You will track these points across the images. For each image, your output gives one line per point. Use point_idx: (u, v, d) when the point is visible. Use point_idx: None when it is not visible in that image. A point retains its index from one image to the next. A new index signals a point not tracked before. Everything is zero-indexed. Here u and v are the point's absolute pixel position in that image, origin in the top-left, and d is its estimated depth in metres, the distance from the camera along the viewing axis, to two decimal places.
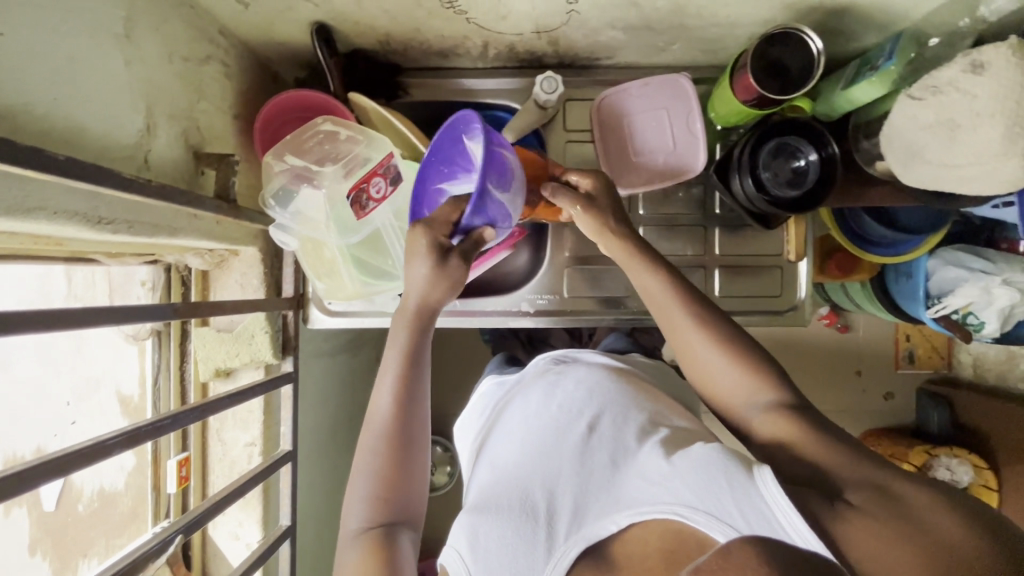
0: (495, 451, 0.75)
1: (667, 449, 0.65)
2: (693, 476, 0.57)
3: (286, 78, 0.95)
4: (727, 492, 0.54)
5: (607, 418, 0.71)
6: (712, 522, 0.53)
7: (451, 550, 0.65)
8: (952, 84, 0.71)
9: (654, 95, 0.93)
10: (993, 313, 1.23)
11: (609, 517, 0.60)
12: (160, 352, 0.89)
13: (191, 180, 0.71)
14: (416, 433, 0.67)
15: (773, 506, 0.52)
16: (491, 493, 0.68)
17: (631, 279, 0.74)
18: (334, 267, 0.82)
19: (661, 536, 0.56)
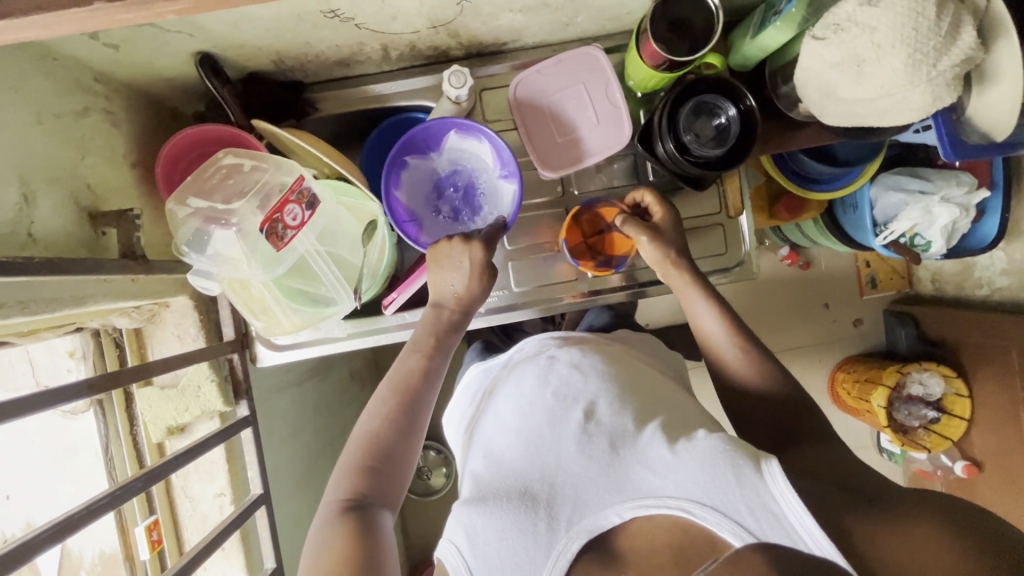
0: (485, 436, 0.77)
1: (669, 436, 0.67)
2: (696, 467, 0.61)
3: (186, 113, 0.90)
4: (736, 487, 0.58)
5: (603, 403, 0.72)
6: (719, 519, 0.58)
7: (448, 543, 0.66)
8: (852, 19, 0.70)
9: (569, 72, 0.90)
10: (937, 231, 1.27)
11: (612, 509, 0.63)
12: (105, 421, 0.85)
13: (92, 243, 0.67)
14: (411, 427, 0.74)
15: (786, 511, 0.56)
16: (488, 484, 0.69)
17: (687, 307, 0.83)
18: (266, 305, 0.80)
19: (668, 531, 0.60)
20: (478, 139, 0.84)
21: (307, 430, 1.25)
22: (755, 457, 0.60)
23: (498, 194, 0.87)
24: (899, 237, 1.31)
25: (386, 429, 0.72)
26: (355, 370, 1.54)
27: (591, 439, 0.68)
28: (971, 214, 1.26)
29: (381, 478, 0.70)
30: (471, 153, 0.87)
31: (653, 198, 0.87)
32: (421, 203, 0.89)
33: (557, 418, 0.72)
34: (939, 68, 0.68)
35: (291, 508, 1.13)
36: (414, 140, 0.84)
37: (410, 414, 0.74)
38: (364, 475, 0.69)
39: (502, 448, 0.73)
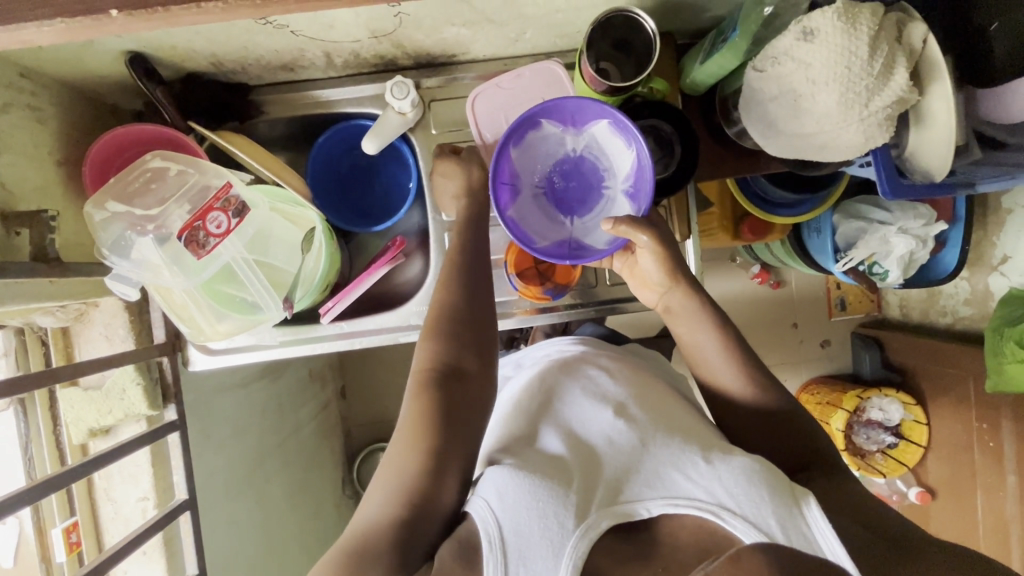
0: (511, 428, 0.77)
1: (701, 447, 0.67)
2: (729, 476, 0.62)
3: (126, 110, 0.88)
4: (771, 503, 0.59)
5: (637, 408, 0.74)
6: (745, 526, 0.58)
7: (477, 498, 0.63)
8: (788, 54, 0.70)
9: (528, 88, 0.89)
10: (894, 261, 1.27)
11: (644, 502, 0.62)
12: (26, 420, 0.83)
13: (3, 244, 0.65)
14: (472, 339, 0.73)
15: (816, 532, 0.57)
16: (522, 459, 0.68)
17: (684, 334, 0.78)
18: (190, 311, 0.78)
19: (692, 531, 0.60)
20: (626, 143, 0.77)
21: (253, 431, 1.23)
22: (794, 490, 0.61)
23: (607, 205, 0.81)
24: (858, 265, 1.30)
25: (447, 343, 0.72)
26: (314, 370, 1.54)
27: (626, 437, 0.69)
28: (928, 245, 1.27)
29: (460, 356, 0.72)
30: (605, 151, 0.80)
31: (626, 226, 0.74)
32: (531, 168, 0.81)
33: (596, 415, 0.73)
34: (872, 107, 0.67)
35: (229, 510, 1.13)
36: (567, 108, 0.77)
37: (459, 353, 0.72)
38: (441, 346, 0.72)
39: (536, 437, 0.73)
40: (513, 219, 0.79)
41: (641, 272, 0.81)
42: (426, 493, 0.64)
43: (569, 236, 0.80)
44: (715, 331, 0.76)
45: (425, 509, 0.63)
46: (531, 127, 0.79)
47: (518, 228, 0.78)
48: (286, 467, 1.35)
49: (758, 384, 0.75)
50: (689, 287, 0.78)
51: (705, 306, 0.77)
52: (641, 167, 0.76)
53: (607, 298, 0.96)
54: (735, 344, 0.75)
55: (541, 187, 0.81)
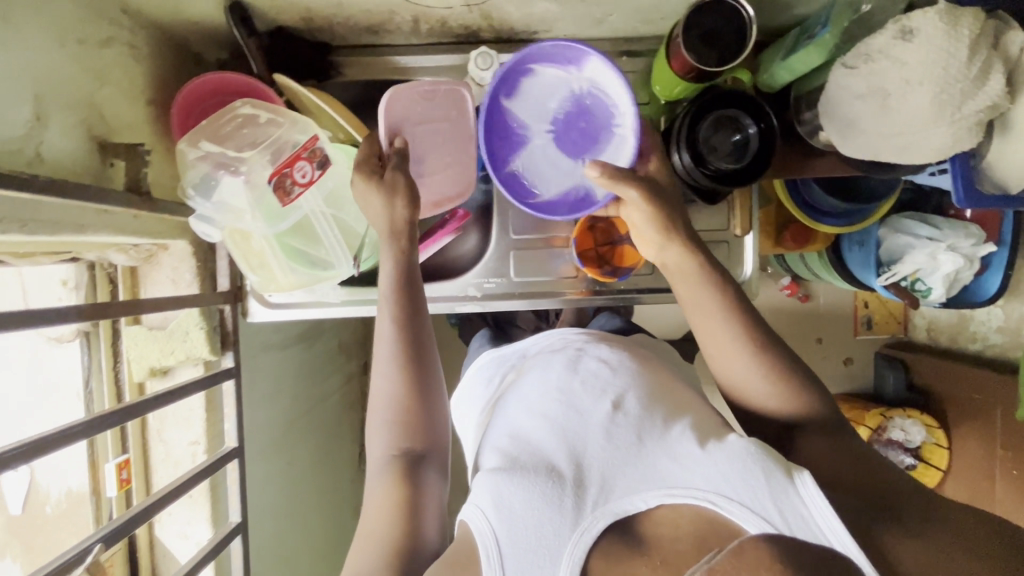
0: (506, 414, 0.76)
1: (698, 435, 0.67)
2: (728, 465, 0.62)
3: (209, 60, 0.89)
4: (766, 487, 0.59)
5: (633, 396, 0.71)
6: (745, 513, 0.59)
7: (472, 507, 0.64)
8: (883, 52, 0.71)
9: (436, 109, 0.87)
10: (939, 278, 1.27)
11: (638, 495, 0.63)
12: (89, 354, 0.84)
13: (99, 173, 0.66)
14: (431, 373, 0.74)
15: (812, 512, 0.57)
16: (513, 454, 0.68)
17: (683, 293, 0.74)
18: (264, 258, 0.78)
19: (692, 520, 0.60)
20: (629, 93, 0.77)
21: (288, 393, 1.24)
22: (785, 465, 0.61)
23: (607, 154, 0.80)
24: (901, 280, 1.31)
25: (402, 377, 0.72)
26: (343, 341, 1.55)
27: (618, 430, 0.68)
28: (974, 266, 1.27)
29: (416, 433, 0.72)
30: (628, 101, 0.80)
31: (609, 180, 0.72)
32: (547, 109, 0.83)
33: (586, 402, 0.71)
34: (964, 110, 0.68)
35: (263, 467, 1.13)
36: (559, 50, 0.78)
37: (419, 359, 0.73)
38: (400, 429, 0.71)
39: (521, 426, 0.72)
40: (515, 170, 0.84)
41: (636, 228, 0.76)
42: (412, 535, 0.64)
43: (574, 185, 0.83)
44: (714, 298, 0.71)
45: (415, 551, 0.64)
46: (526, 71, 0.81)
47: (514, 185, 0.84)
48: (312, 433, 1.36)
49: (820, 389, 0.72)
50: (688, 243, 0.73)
51: (707, 265, 0.72)
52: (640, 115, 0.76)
53: (660, 286, 0.97)
54: (741, 316, 0.70)
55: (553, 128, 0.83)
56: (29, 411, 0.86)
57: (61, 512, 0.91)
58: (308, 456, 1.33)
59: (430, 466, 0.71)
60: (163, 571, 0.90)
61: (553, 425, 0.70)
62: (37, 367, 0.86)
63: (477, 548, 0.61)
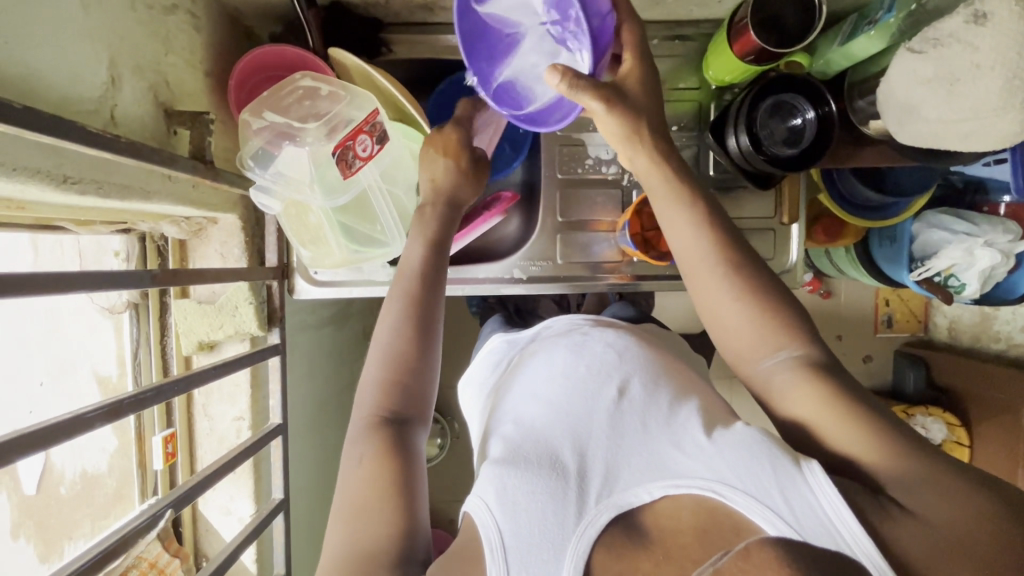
0: (511, 402, 0.73)
1: (705, 422, 0.63)
2: (732, 453, 0.57)
3: (260, 34, 0.89)
4: (773, 475, 0.54)
5: (637, 383, 0.68)
6: (752, 504, 0.53)
7: (475, 498, 0.61)
8: (954, 36, 0.70)
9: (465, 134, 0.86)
10: (974, 274, 1.26)
11: (643, 487, 0.59)
12: (138, 326, 0.84)
13: (164, 140, 0.66)
14: (433, 344, 0.68)
15: (825, 507, 0.51)
16: (517, 442, 0.65)
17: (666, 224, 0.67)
18: (320, 233, 0.78)
19: (694, 511, 0.56)
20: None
21: (320, 375, 1.24)
22: (793, 454, 0.56)
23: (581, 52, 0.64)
24: (935, 275, 1.30)
25: (407, 353, 0.67)
26: (369, 326, 1.55)
27: (623, 418, 0.65)
28: (1010, 262, 1.26)
29: (410, 395, 0.66)
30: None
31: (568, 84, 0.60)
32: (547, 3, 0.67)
33: (590, 391, 0.68)
34: None
35: (296, 448, 1.13)
36: None
37: (423, 323, 0.69)
38: (389, 389, 0.66)
39: (521, 411, 0.70)
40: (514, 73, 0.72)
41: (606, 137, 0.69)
42: (405, 521, 0.58)
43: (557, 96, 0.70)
44: (709, 249, 0.64)
45: (412, 537, 0.58)
46: None
47: (500, 97, 0.73)
48: (340, 416, 1.36)
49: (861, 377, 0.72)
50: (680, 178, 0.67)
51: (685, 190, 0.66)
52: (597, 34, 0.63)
53: None
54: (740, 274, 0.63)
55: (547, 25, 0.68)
56: (77, 382, 0.86)
57: (104, 484, 0.91)
58: (337, 439, 1.32)
59: (419, 428, 0.66)
60: (205, 546, 0.90)
61: (556, 408, 0.67)
62: (85, 339, 0.86)
63: (479, 543, 0.57)
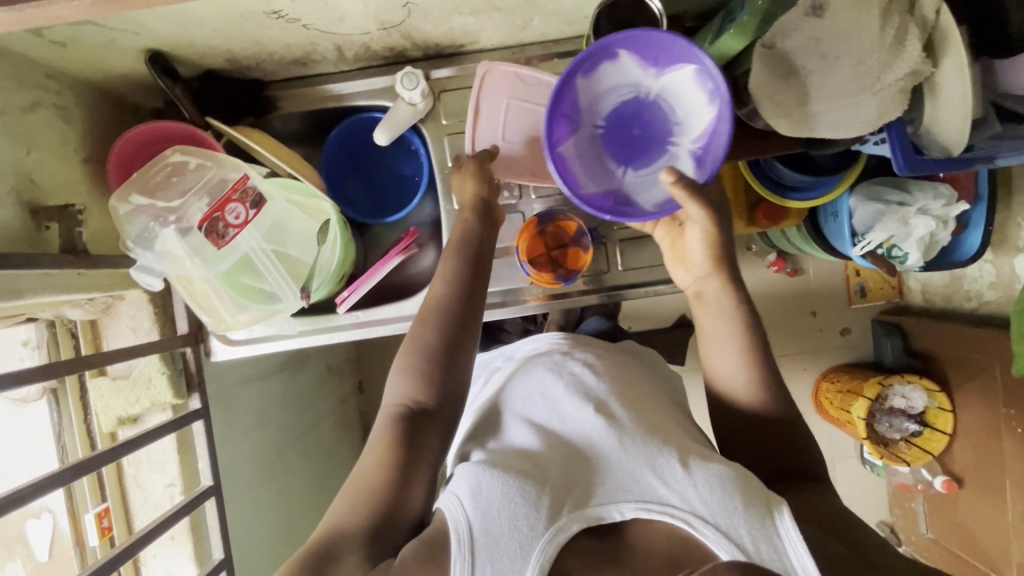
0: (495, 420, 0.76)
1: (680, 451, 0.66)
2: (706, 486, 0.61)
3: (147, 109, 0.91)
4: (744, 515, 0.59)
5: (619, 406, 0.72)
6: (717, 536, 0.58)
7: (447, 495, 0.64)
8: (799, 29, 0.70)
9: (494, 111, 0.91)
10: (914, 243, 1.25)
11: (615, 504, 0.61)
12: (58, 409, 0.87)
13: (34, 238, 0.68)
14: (462, 356, 0.75)
15: (788, 546, 0.57)
16: (498, 456, 0.67)
17: (703, 315, 0.77)
18: (211, 300, 0.80)
19: (665, 536, 0.60)
20: (708, 101, 0.72)
21: (274, 423, 1.26)
22: (771, 499, 0.61)
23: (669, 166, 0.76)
24: (877, 248, 1.28)
25: (431, 372, 0.73)
26: (334, 364, 1.58)
27: (602, 437, 0.68)
28: (950, 226, 1.24)
29: (426, 388, 0.73)
30: (678, 100, 0.75)
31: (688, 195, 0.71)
32: (629, 101, 0.77)
33: (574, 415, 0.71)
34: (884, 80, 0.68)
35: (254, 498, 1.15)
36: (653, 41, 0.72)
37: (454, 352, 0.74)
38: (415, 380, 0.73)
39: (511, 431, 0.73)
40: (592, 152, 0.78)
41: (683, 248, 0.79)
42: (390, 504, 0.65)
43: (618, 185, 0.77)
44: (747, 362, 0.74)
45: (392, 519, 0.65)
46: (608, 56, 0.74)
47: (565, 166, 0.76)
48: (304, 459, 1.38)
49: (763, 386, 0.74)
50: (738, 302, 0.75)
51: (737, 312, 0.75)
52: (709, 130, 0.73)
53: (619, 283, 0.97)
54: (756, 355, 0.75)
55: (629, 125, 0.77)
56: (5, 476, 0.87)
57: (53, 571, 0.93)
58: (300, 482, 1.34)
59: (432, 432, 0.71)
60: None
61: (543, 432, 0.71)
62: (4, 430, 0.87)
63: (449, 535, 0.60)
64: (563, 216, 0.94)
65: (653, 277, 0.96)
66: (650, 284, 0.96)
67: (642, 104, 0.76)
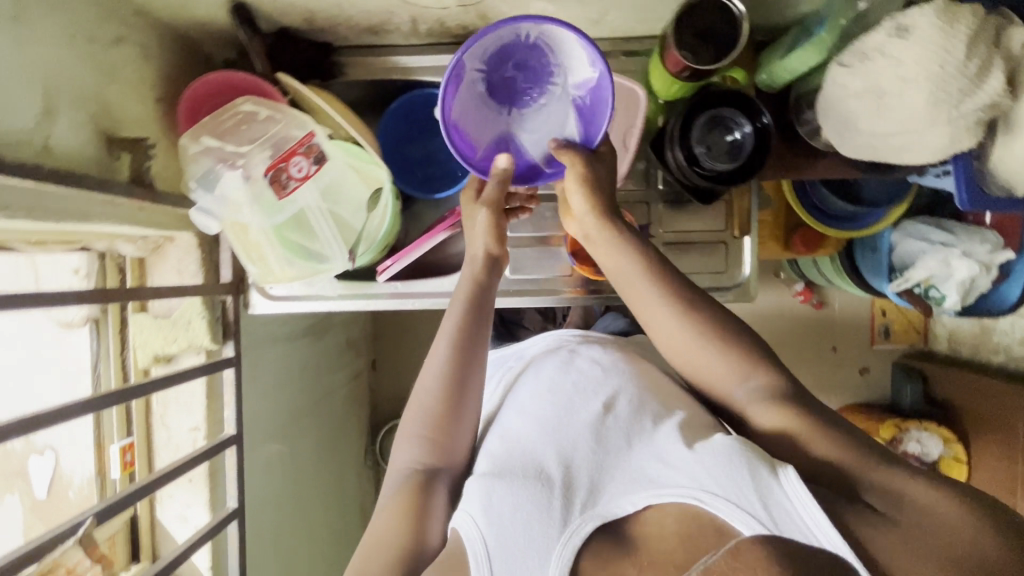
0: (503, 420, 0.75)
1: (685, 435, 0.64)
2: (711, 459, 0.58)
3: (218, 60, 0.93)
4: (754, 486, 0.55)
5: (624, 399, 0.71)
6: (736, 514, 0.54)
7: (461, 513, 0.62)
8: (878, 50, 0.69)
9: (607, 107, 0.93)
10: (953, 286, 1.23)
11: (627, 497, 0.60)
12: (98, 339, 0.88)
13: (106, 166, 0.70)
14: (472, 386, 0.72)
15: (804, 509, 0.53)
16: (503, 460, 0.67)
17: (607, 265, 0.71)
18: (262, 250, 0.81)
19: (677, 519, 0.57)
20: (590, 63, 0.71)
21: (292, 385, 1.28)
22: (772, 462, 0.57)
23: (554, 115, 0.76)
24: (914, 286, 1.27)
25: (443, 393, 0.71)
26: (351, 337, 1.59)
27: (607, 432, 0.67)
28: (992, 273, 1.22)
29: (441, 440, 0.71)
30: (570, 65, 0.73)
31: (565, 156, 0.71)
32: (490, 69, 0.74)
33: (575, 407, 0.71)
34: (962, 109, 0.66)
35: (266, 456, 1.16)
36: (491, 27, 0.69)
37: (465, 371, 0.72)
38: (427, 442, 0.71)
39: (512, 427, 0.72)
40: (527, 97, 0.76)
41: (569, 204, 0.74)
42: (412, 540, 0.63)
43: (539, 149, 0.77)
44: (681, 313, 0.66)
45: (417, 552, 0.62)
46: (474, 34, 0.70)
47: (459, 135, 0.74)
48: (315, 426, 1.39)
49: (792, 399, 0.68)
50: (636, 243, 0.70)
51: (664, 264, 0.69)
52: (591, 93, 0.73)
53: None
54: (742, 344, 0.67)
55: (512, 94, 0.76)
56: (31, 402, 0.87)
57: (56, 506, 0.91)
58: (309, 448, 1.35)
59: (445, 473, 0.70)
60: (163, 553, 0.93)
61: (543, 423, 0.70)
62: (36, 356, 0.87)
63: (466, 552, 0.59)
64: None
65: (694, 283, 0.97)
66: None
67: (522, 69, 0.74)
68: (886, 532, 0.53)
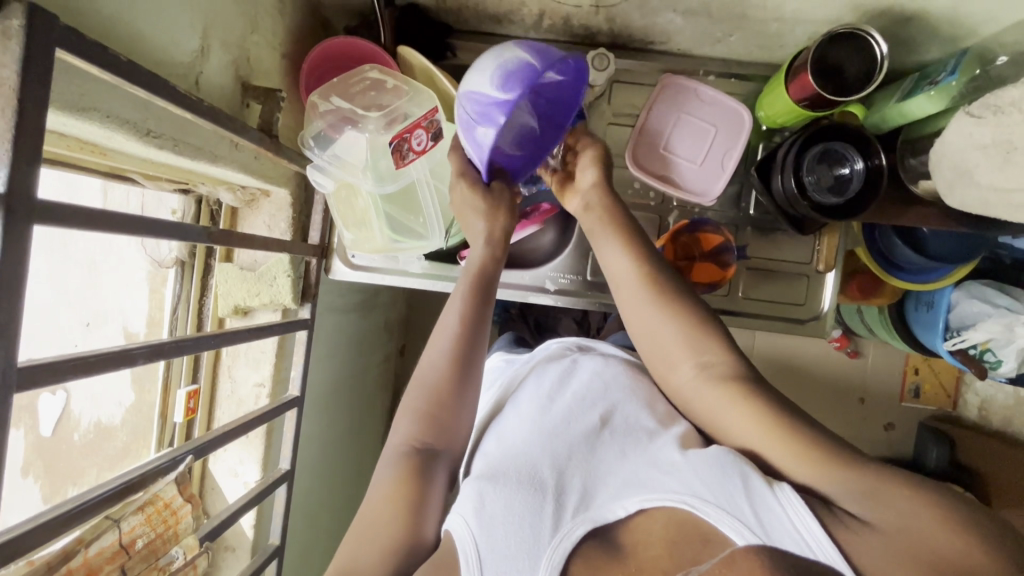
0: (500, 424, 0.72)
1: (682, 442, 0.61)
2: (699, 464, 0.55)
3: (337, 26, 0.94)
4: (744, 492, 0.51)
5: (622, 411, 0.67)
6: (721, 515, 0.51)
7: (453, 515, 0.58)
8: (1016, 106, 0.67)
9: (709, 130, 0.91)
10: (1013, 351, 1.08)
11: (620, 502, 0.56)
12: (181, 282, 0.89)
13: (237, 110, 0.71)
14: (471, 386, 0.68)
15: (797, 518, 0.49)
16: (498, 463, 0.63)
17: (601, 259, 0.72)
18: (366, 219, 0.83)
19: (666, 525, 0.53)
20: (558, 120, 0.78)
21: (341, 356, 1.27)
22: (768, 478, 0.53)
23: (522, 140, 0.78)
24: (969, 347, 1.13)
25: (446, 381, 0.67)
26: (389, 321, 1.57)
27: (602, 443, 0.64)
28: None
29: (439, 424, 0.66)
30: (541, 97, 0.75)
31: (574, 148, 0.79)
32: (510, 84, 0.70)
33: (572, 416, 0.68)
34: None
35: (308, 423, 1.15)
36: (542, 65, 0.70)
37: (467, 369, 0.68)
38: (426, 418, 0.66)
39: (506, 432, 0.69)
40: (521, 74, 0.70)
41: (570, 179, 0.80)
42: (408, 534, 0.58)
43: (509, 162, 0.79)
44: (649, 287, 0.66)
45: (413, 549, 0.58)
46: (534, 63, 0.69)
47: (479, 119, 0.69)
48: (352, 402, 1.38)
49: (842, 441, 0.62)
50: (609, 201, 0.75)
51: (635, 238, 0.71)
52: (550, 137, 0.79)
53: (734, 309, 0.97)
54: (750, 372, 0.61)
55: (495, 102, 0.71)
56: (104, 338, 0.86)
57: (101, 441, 0.90)
58: (343, 423, 1.34)
59: (446, 461, 0.65)
60: (209, 505, 0.92)
61: (539, 425, 0.68)
62: (115, 298, 0.88)
63: (457, 555, 0.55)
64: (710, 228, 0.92)
65: (770, 311, 0.97)
66: (764, 318, 0.97)
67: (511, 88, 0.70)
68: (863, 540, 0.46)
